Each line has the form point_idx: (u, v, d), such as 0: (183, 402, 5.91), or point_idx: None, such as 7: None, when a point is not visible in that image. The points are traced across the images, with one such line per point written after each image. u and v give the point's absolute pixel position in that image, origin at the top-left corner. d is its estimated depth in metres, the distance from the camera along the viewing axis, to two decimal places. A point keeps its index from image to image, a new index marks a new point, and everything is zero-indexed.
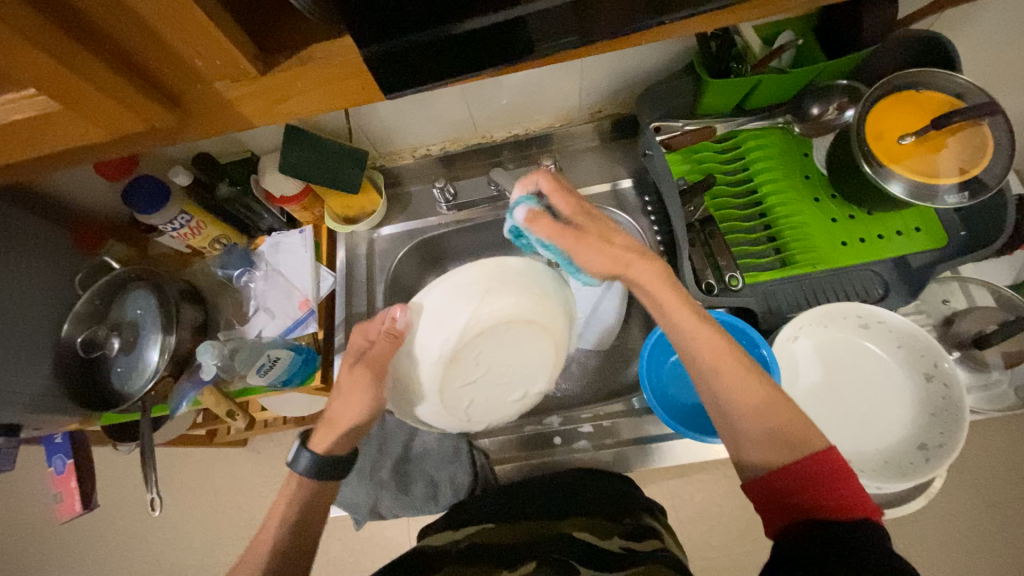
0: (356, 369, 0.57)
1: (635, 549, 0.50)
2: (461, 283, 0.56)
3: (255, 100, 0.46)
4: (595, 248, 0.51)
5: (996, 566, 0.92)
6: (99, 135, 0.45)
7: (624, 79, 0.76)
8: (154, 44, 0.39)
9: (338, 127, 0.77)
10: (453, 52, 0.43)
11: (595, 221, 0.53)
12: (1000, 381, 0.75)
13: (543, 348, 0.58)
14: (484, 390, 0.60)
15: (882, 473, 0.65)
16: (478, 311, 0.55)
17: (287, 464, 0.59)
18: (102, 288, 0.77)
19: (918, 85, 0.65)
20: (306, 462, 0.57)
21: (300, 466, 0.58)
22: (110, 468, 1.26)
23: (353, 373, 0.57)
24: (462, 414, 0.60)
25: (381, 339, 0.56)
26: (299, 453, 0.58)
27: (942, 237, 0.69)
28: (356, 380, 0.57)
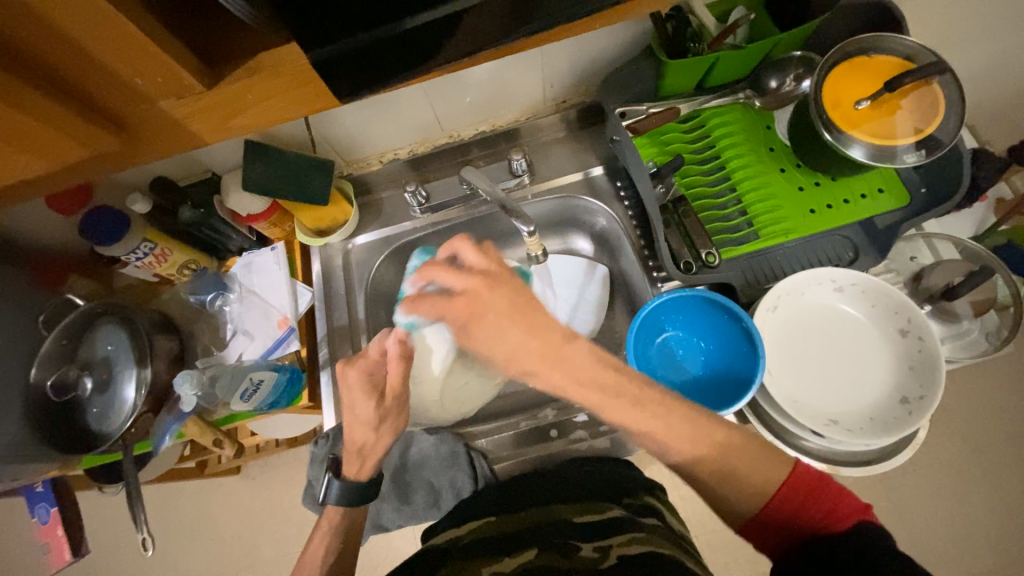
0: (386, 403, 0.58)
1: (638, 526, 0.51)
2: None
3: (205, 117, 0.44)
4: (488, 340, 0.52)
5: (983, 506, 0.96)
6: (42, 166, 0.44)
7: (585, 67, 0.76)
8: (89, 66, 0.37)
9: (300, 138, 0.76)
10: (408, 48, 0.42)
11: (497, 283, 0.52)
12: (971, 329, 0.78)
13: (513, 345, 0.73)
14: (466, 385, 0.71)
15: (869, 431, 0.66)
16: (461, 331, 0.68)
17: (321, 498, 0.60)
18: (68, 327, 0.74)
19: (869, 50, 0.66)
20: (338, 491, 0.59)
21: (333, 496, 0.60)
22: (99, 512, 1.21)
23: (384, 407, 0.58)
24: (456, 410, 0.73)
25: (394, 366, 0.58)
26: (330, 485, 0.59)
27: (904, 196, 0.71)
28: (388, 411, 0.59)
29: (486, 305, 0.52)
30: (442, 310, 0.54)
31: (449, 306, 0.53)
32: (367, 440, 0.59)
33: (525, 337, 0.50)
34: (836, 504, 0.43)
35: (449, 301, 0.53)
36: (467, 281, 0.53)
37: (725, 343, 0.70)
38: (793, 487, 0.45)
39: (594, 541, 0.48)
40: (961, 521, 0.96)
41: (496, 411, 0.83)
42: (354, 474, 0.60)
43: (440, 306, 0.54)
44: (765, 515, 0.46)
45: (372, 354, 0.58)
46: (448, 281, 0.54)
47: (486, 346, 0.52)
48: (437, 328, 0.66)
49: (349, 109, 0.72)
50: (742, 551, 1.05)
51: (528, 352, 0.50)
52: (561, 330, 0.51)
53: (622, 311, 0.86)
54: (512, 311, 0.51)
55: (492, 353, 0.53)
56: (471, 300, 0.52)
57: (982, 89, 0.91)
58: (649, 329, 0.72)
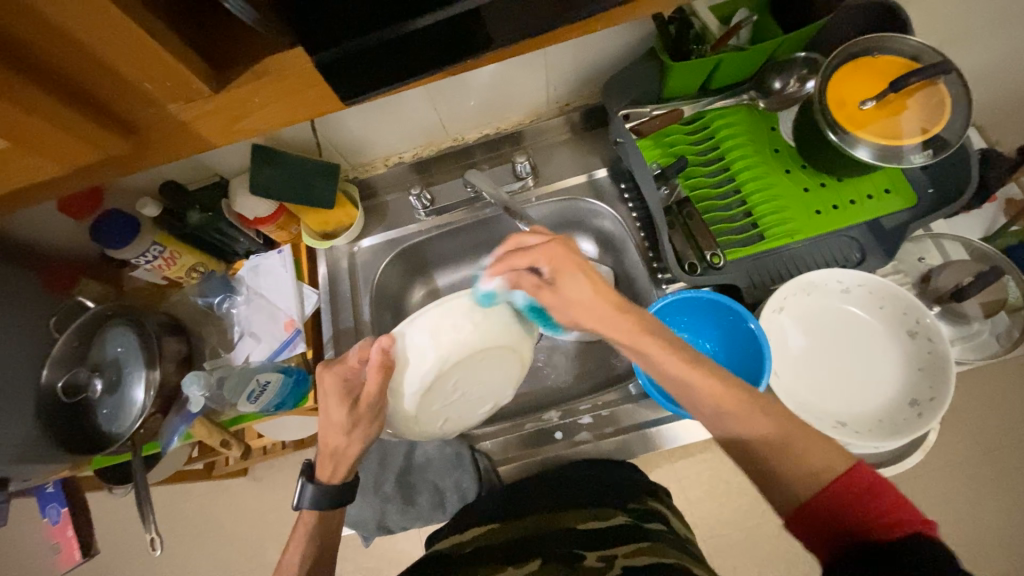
0: (359, 409, 0.57)
1: (644, 534, 0.51)
2: (444, 317, 0.56)
3: (212, 120, 0.45)
4: (584, 296, 0.53)
5: (997, 512, 0.95)
6: (55, 169, 0.45)
7: (589, 69, 0.77)
8: (101, 70, 0.38)
9: (306, 142, 0.77)
10: (410, 49, 0.43)
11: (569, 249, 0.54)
12: (981, 331, 0.77)
13: (512, 365, 0.63)
14: (461, 407, 0.63)
15: (877, 433, 0.65)
16: (445, 348, 0.56)
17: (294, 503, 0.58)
18: (78, 329, 0.75)
19: (874, 50, 0.66)
20: (311, 494, 0.57)
21: (305, 500, 0.58)
22: (109, 513, 1.23)
23: (358, 413, 0.57)
24: (439, 428, 0.64)
25: (372, 375, 0.55)
26: (304, 488, 0.57)
27: (912, 196, 0.70)
28: (361, 417, 0.57)
29: (569, 265, 0.53)
30: (519, 263, 0.55)
31: (529, 258, 0.54)
32: (338, 444, 0.58)
33: (593, 296, 0.53)
34: (894, 510, 0.39)
35: (528, 253, 0.54)
36: (547, 240, 0.54)
37: (729, 344, 0.71)
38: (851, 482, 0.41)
39: (601, 550, 0.48)
40: (976, 526, 0.95)
41: (501, 413, 0.83)
42: (328, 476, 0.59)
43: (522, 259, 0.54)
44: (813, 505, 0.42)
45: (351, 361, 0.57)
46: (516, 254, 0.54)
47: (557, 298, 0.54)
48: (426, 342, 0.56)
49: (355, 112, 0.73)
50: (750, 556, 1.04)
51: (590, 314, 0.53)
52: (619, 301, 0.53)
53: None
54: (591, 270, 0.53)
55: (561, 307, 0.54)
56: (558, 258, 0.53)
57: (989, 89, 0.90)
58: None
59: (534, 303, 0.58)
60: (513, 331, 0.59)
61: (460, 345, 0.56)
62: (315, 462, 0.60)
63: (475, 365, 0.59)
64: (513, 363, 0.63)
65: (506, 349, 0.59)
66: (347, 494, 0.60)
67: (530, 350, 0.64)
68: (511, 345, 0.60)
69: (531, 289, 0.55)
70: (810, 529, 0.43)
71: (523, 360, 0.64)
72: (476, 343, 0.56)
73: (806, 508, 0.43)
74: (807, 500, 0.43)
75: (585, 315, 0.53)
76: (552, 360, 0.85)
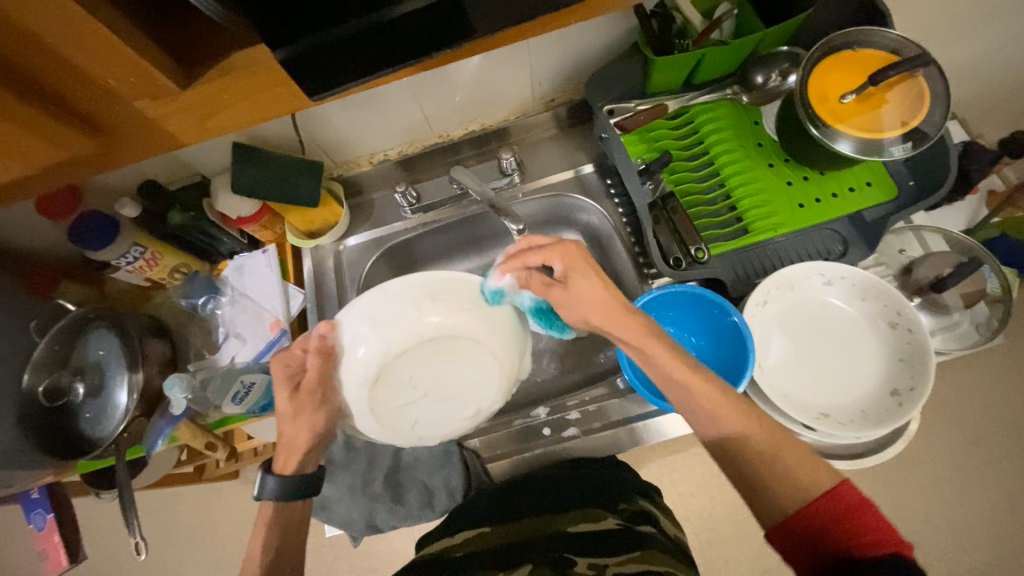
0: (301, 395, 0.56)
1: (642, 541, 0.51)
2: (390, 302, 0.60)
3: (182, 117, 0.45)
4: (594, 292, 0.55)
5: (981, 499, 0.96)
6: (20, 168, 0.44)
7: (573, 64, 0.76)
8: (62, 67, 0.37)
9: (288, 140, 0.76)
10: (383, 42, 0.42)
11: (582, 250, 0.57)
12: (962, 321, 0.78)
13: (479, 362, 0.61)
14: (434, 406, 0.61)
15: (859, 424, 0.66)
16: (390, 334, 0.59)
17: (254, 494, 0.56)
18: (60, 333, 0.73)
19: (854, 44, 0.66)
20: (273, 487, 0.56)
21: (266, 491, 0.56)
22: (98, 519, 1.21)
23: (299, 399, 0.56)
24: (409, 430, 0.62)
25: (313, 362, 0.56)
26: (264, 480, 0.56)
27: (893, 188, 0.71)
28: (303, 404, 0.57)
29: (580, 263, 0.56)
30: (531, 261, 0.57)
31: (542, 257, 0.56)
32: (288, 433, 0.57)
33: (602, 294, 0.55)
34: (873, 531, 0.39)
35: (541, 252, 0.56)
36: (560, 241, 0.56)
37: (714, 338, 0.72)
38: (831, 504, 0.42)
39: (598, 560, 0.48)
40: (961, 513, 0.96)
41: None
42: (284, 467, 0.58)
43: (536, 258, 0.56)
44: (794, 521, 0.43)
45: (295, 350, 0.56)
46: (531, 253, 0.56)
47: (567, 295, 0.57)
48: (369, 334, 0.59)
49: (337, 110, 0.72)
50: (742, 548, 1.05)
51: (598, 313, 0.55)
52: (626, 300, 0.55)
53: None
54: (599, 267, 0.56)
55: (569, 304, 0.57)
56: (570, 258, 0.56)
57: (968, 83, 0.91)
58: None
59: (540, 303, 0.64)
60: (468, 320, 0.61)
61: (402, 331, 0.59)
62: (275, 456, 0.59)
63: (428, 355, 0.60)
64: (481, 358, 0.61)
65: (463, 340, 0.60)
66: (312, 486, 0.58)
67: (503, 347, 0.62)
68: (465, 333, 0.60)
69: (541, 288, 0.58)
70: (786, 544, 0.43)
71: (499, 360, 0.61)
72: (418, 329, 0.60)
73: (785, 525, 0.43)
74: (789, 515, 0.43)
75: (594, 312, 0.56)
76: (541, 357, 0.85)
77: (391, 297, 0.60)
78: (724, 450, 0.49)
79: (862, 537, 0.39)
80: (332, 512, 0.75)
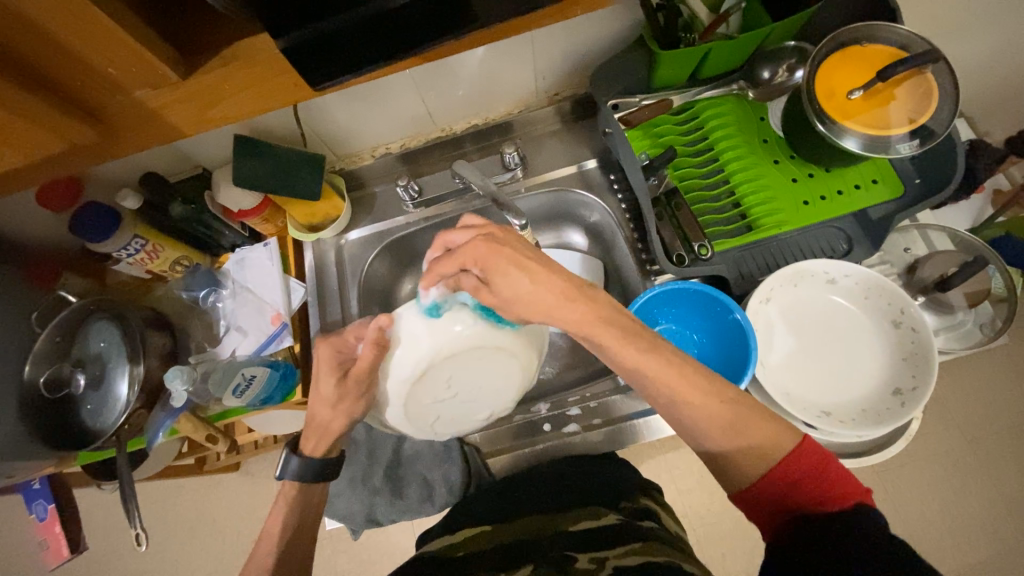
0: (348, 382, 0.56)
1: (641, 538, 0.51)
2: (452, 305, 0.56)
3: (183, 108, 0.44)
4: (524, 283, 0.50)
5: (980, 499, 0.96)
6: (20, 159, 0.43)
7: (578, 57, 0.76)
8: (60, 55, 0.37)
9: (290, 132, 0.75)
10: (385, 34, 0.42)
11: (505, 239, 0.52)
12: (965, 321, 0.78)
13: (512, 372, 0.60)
14: (453, 408, 0.61)
15: (860, 422, 0.66)
16: (444, 339, 0.55)
17: (278, 472, 0.59)
18: (61, 324, 0.73)
19: (863, 40, 0.66)
20: (296, 466, 0.58)
21: (289, 470, 0.58)
22: (99, 510, 1.22)
23: (345, 386, 0.56)
24: (426, 424, 0.62)
25: (365, 352, 0.54)
26: (289, 459, 0.58)
27: (899, 186, 0.70)
28: (348, 391, 0.57)
29: (495, 259, 0.50)
30: (446, 270, 0.53)
31: (457, 261, 0.52)
32: (323, 417, 0.58)
33: (533, 289, 0.50)
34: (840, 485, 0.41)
35: (454, 257, 0.52)
36: (471, 239, 0.52)
37: (716, 336, 0.72)
38: (796, 462, 0.43)
39: (597, 556, 0.47)
40: (960, 513, 0.96)
41: None
42: (312, 450, 0.59)
43: (448, 265, 0.52)
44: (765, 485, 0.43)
45: (348, 336, 0.57)
46: (443, 259, 0.52)
47: (496, 297, 0.51)
48: (422, 331, 0.55)
49: (340, 102, 0.71)
50: (740, 545, 1.05)
51: (532, 308, 0.50)
52: (566, 289, 0.49)
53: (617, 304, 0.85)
54: (521, 258, 0.50)
55: (503, 306, 0.51)
56: (481, 256, 0.51)
57: (976, 81, 0.90)
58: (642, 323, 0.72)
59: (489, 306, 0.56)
60: (517, 334, 0.58)
61: (460, 338, 0.55)
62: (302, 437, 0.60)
63: (471, 363, 0.58)
64: (512, 372, 0.60)
65: (506, 352, 0.58)
66: (331, 470, 0.60)
67: (533, 359, 0.61)
68: (515, 350, 0.58)
69: (470, 291, 0.53)
70: (753, 505, 0.44)
71: (526, 370, 0.61)
72: (477, 340, 0.56)
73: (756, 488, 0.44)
74: (754, 480, 0.44)
75: (532, 308, 0.50)
76: (542, 353, 0.85)
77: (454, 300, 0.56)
78: None
79: (825, 492, 0.41)
80: (333, 504, 0.75)
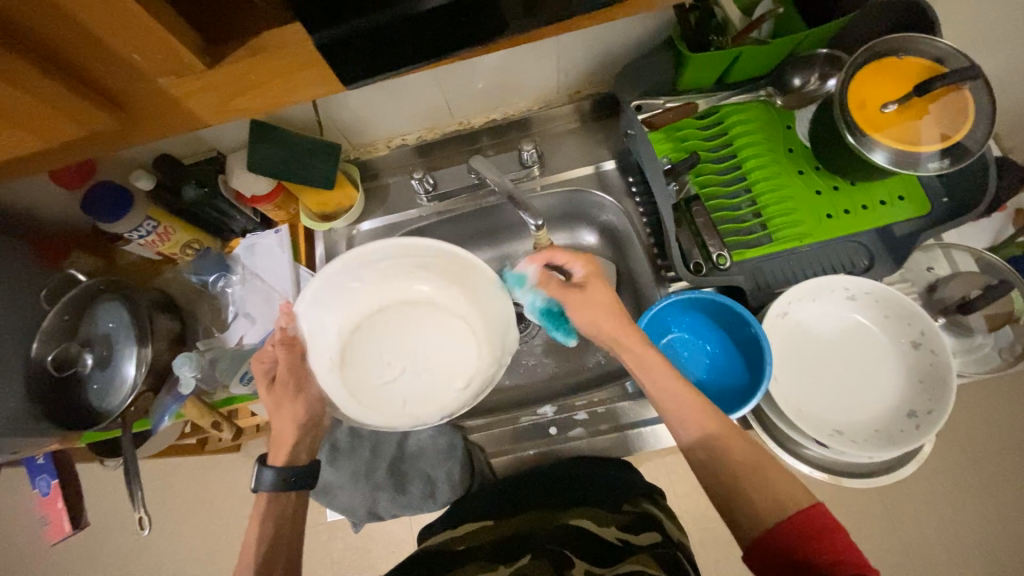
0: (274, 388, 0.61)
1: (642, 544, 0.50)
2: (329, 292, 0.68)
3: (206, 97, 0.43)
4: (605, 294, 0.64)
5: (980, 519, 0.96)
6: (37, 143, 0.42)
7: (602, 56, 0.74)
8: (86, 41, 0.36)
9: (307, 120, 0.74)
10: (418, 34, 0.41)
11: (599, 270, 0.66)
12: (984, 344, 0.77)
13: (432, 320, 0.71)
14: (415, 384, 0.67)
15: (873, 443, 0.65)
16: (351, 313, 0.70)
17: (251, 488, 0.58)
18: (70, 303, 0.73)
19: (899, 51, 0.63)
20: (271, 476, 0.57)
21: (264, 484, 0.57)
22: (100, 485, 1.23)
23: (275, 390, 0.61)
24: (398, 403, 0.67)
25: (281, 352, 0.62)
26: (261, 471, 0.57)
27: (925, 204, 0.69)
28: (281, 396, 0.61)
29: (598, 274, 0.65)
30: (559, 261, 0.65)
31: (569, 260, 0.65)
32: None
33: (607, 301, 0.63)
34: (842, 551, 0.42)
35: (570, 255, 0.65)
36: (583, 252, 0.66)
37: (729, 347, 0.71)
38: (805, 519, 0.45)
39: (599, 567, 0.47)
40: (959, 533, 0.96)
41: (495, 406, 0.82)
42: (276, 458, 0.59)
43: (564, 259, 0.65)
44: (770, 535, 0.46)
45: (267, 346, 0.63)
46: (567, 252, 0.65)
47: (580, 296, 0.64)
48: (322, 318, 0.68)
49: (358, 92, 0.70)
50: (735, 552, 1.05)
51: (602, 318, 0.62)
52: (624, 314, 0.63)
53: (629, 309, 0.83)
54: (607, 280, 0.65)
55: (578, 306, 0.64)
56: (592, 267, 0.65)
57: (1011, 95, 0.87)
58: (655, 330, 0.72)
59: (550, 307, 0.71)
60: (420, 288, 0.73)
61: (358, 308, 0.71)
62: (270, 449, 0.60)
63: (388, 325, 0.71)
64: (437, 323, 0.71)
65: (413, 305, 0.72)
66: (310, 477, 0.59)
67: (446, 306, 0.72)
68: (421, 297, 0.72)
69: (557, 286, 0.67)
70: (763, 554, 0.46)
71: (446, 316, 0.71)
72: (377, 305, 0.72)
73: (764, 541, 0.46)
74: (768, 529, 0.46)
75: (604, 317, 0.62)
76: (550, 354, 0.84)
77: (329, 280, 0.67)
78: (724, 463, 0.49)
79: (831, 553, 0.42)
80: (335, 497, 0.74)
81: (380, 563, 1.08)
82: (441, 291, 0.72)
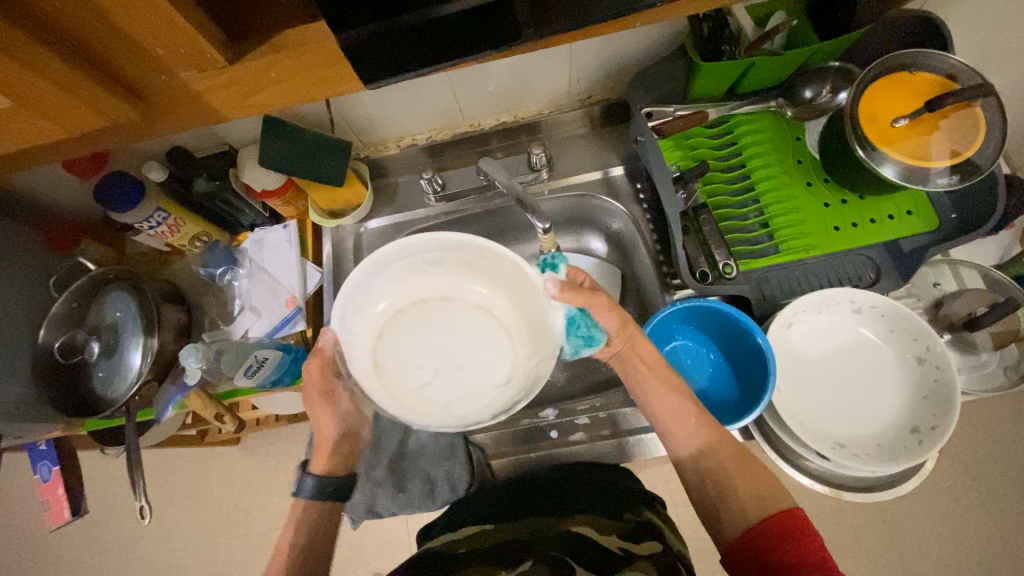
0: (315, 395, 0.62)
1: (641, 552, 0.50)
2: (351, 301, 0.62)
3: (227, 93, 0.44)
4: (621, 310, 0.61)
5: (980, 539, 0.95)
6: (59, 133, 0.43)
7: (614, 63, 0.74)
8: (113, 34, 0.37)
9: (320, 118, 0.75)
10: (436, 37, 0.41)
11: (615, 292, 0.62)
12: (989, 362, 0.76)
13: (460, 313, 0.65)
14: (458, 382, 0.62)
15: (875, 457, 0.65)
16: (375, 317, 0.64)
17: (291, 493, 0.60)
18: (79, 290, 0.74)
19: (911, 66, 0.64)
20: (311, 484, 0.59)
21: (304, 490, 0.59)
22: (100, 473, 1.23)
23: (315, 398, 0.63)
24: (444, 405, 0.61)
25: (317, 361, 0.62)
26: (303, 479, 0.59)
27: (932, 220, 0.69)
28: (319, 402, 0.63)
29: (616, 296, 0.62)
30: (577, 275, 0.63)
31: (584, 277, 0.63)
32: None
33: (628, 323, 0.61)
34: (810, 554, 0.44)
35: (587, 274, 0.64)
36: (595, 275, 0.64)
37: (732, 357, 0.72)
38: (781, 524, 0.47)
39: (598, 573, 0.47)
40: (958, 552, 0.95)
41: None
42: (319, 465, 0.61)
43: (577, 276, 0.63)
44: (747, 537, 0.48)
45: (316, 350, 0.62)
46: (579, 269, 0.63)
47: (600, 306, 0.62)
48: (352, 328, 0.62)
49: (371, 92, 0.71)
50: None
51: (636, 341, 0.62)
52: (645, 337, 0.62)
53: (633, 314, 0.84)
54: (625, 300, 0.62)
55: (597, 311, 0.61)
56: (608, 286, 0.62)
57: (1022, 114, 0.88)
58: (659, 338, 0.73)
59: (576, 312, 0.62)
60: (442, 281, 0.66)
61: (380, 310, 0.65)
62: (311, 457, 0.63)
63: (417, 327, 0.64)
64: (469, 317, 0.65)
65: (438, 300, 0.66)
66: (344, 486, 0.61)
67: (474, 297, 0.66)
68: (452, 292, 0.66)
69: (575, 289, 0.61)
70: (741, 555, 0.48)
71: (475, 308, 0.65)
72: (398, 304, 0.65)
73: (736, 544, 0.49)
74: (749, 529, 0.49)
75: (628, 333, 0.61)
76: None
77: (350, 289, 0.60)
78: (738, 468, 0.48)
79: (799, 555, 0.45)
80: None
81: (375, 561, 1.09)
82: (466, 283, 0.66)
